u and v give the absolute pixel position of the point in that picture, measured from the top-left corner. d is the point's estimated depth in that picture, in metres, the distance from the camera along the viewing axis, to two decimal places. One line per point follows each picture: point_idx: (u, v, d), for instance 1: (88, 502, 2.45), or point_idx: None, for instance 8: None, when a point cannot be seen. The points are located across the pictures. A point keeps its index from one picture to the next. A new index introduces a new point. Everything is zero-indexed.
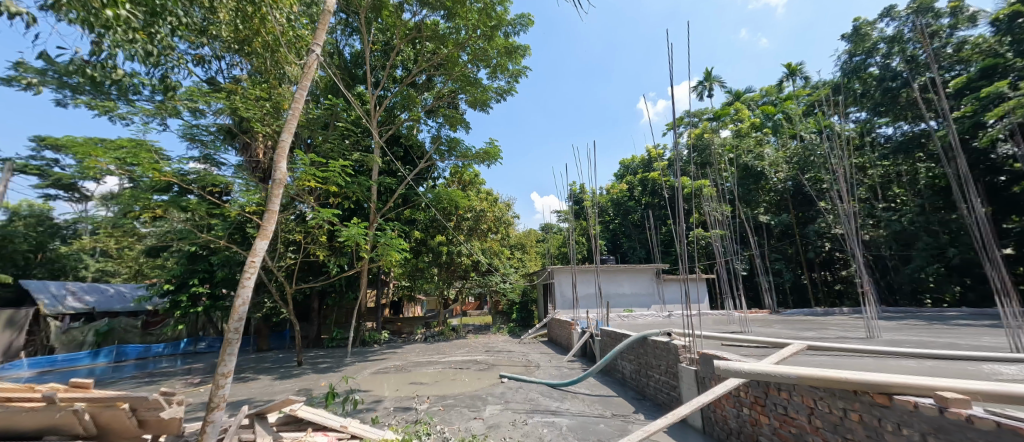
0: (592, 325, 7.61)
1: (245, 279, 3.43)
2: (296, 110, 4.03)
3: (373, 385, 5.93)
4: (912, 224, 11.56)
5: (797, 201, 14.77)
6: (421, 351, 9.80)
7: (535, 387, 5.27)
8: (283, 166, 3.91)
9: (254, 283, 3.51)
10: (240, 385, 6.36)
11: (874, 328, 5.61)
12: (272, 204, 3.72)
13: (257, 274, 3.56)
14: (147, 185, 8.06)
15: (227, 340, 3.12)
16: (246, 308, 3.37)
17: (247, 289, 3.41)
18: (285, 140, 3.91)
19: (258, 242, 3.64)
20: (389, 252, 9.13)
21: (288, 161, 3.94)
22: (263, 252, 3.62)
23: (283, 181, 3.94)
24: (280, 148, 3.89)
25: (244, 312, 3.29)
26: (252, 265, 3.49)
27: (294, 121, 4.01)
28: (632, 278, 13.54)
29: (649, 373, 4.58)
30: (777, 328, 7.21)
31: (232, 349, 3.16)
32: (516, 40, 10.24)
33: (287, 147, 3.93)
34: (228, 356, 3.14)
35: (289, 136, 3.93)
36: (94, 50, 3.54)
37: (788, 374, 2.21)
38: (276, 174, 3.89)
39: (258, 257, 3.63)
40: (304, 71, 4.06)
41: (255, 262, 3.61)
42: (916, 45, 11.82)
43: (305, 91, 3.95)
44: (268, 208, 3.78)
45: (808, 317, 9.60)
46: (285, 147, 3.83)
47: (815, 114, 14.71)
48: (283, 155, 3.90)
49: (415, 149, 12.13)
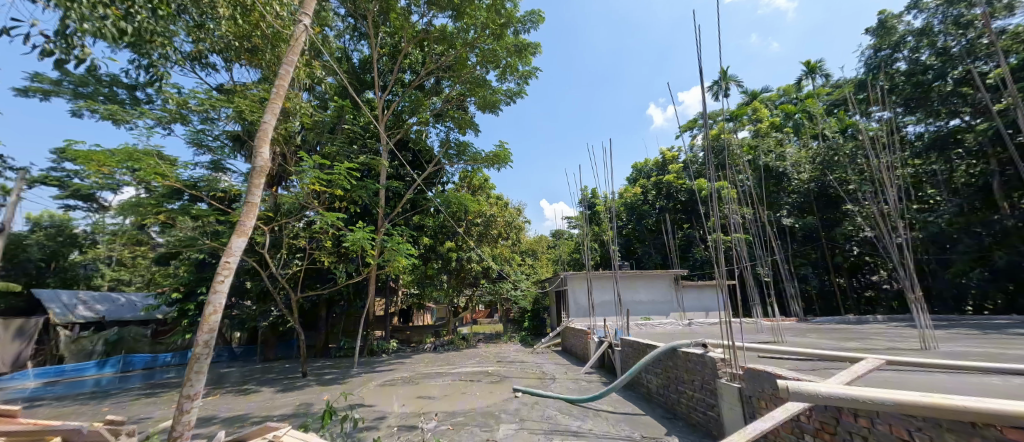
0: (611, 334, 7.16)
1: (218, 283, 3.22)
2: (281, 89, 3.81)
3: (378, 400, 5.56)
4: (951, 225, 10.90)
5: (822, 203, 14.07)
6: (431, 362, 9.41)
7: (552, 403, 4.86)
8: (265, 152, 3.65)
9: (228, 288, 3.31)
10: (240, 398, 6.06)
11: (930, 338, 5.06)
12: (251, 197, 3.46)
13: (233, 275, 3.33)
14: (158, 192, 8.04)
15: (193, 358, 3.01)
16: (218, 317, 3.23)
17: (220, 295, 3.23)
18: (267, 122, 3.66)
19: (235, 240, 3.41)
20: (396, 258, 8.81)
21: (271, 146, 3.69)
22: (240, 251, 3.39)
23: (266, 169, 3.70)
24: (263, 131, 3.65)
25: (215, 323, 3.16)
26: (227, 266, 3.26)
27: (279, 99, 3.79)
28: (649, 284, 13.00)
29: (680, 390, 4.13)
30: (813, 338, 6.66)
31: (200, 366, 3.06)
32: (526, 38, 9.98)
33: (270, 129, 3.69)
34: (196, 375, 3.05)
35: (272, 118, 3.71)
36: (58, 28, 3.18)
37: (882, 400, 1.75)
38: (258, 161, 3.64)
39: (235, 256, 3.39)
40: (292, 45, 3.92)
41: (231, 263, 3.38)
42: (948, 37, 11.28)
43: (290, 68, 3.79)
44: (247, 201, 3.53)
45: (842, 326, 8.95)
46: (267, 129, 3.58)
47: (839, 113, 14.12)
48: (266, 138, 3.65)
49: (423, 154, 11.85)
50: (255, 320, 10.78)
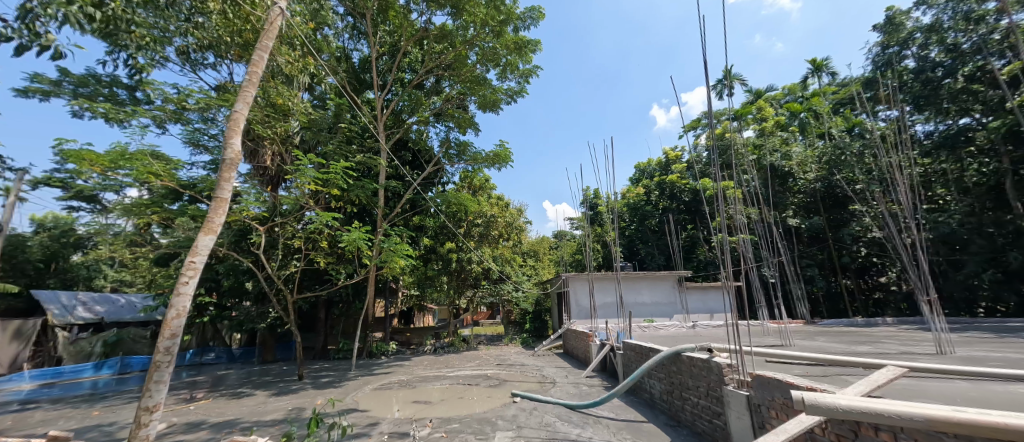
0: (613, 337, 6.99)
1: (182, 284, 3.14)
2: (254, 77, 3.75)
3: (373, 405, 5.40)
4: (962, 226, 10.73)
5: (829, 203, 13.84)
6: (429, 365, 9.25)
7: (551, 409, 4.69)
8: (236, 143, 3.54)
9: (195, 289, 3.22)
10: (232, 402, 5.93)
11: (945, 342, 4.85)
12: (220, 192, 3.38)
13: (198, 275, 3.25)
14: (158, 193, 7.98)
15: (152, 367, 2.91)
16: (181, 322, 3.14)
17: (184, 297, 3.13)
18: (238, 111, 3.57)
19: (203, 237, 3.34)
20: (393, 258, 8.64)
21: (242, 136, 3.60)
22: (206, 250, 3.32)
23: (237, 162, 3.61)
24: (234, 121, 3.56)
25: (176, 328, 3.07)
26: (192, 265, 3.19)
27: (252, 87, 3.71)
28: (652, 286, 12.80)
29: (684, 396, 3.95)
30: (821, 341, 6.46)
31: (158, 377, 2.95)
32: (526, 35, 9.81)
33: (241, 119, 3.60)
34: (155, 385, 2.95)
35: (244, 106, 3.63)
36: (20, 12, 3.06)
37: (913, 416, 1.54)
38: (228, 153, 3.53)
39: (202, 255, 3.30)
40: (266, 30, 3.91)
41: (197, 262, 3.30)
42: (958, 34, 11.07)
43: (264, 54, 3.73)
44: (217, 195, 3.44)
45: (851, 329, 8.70)
46: (238, 118, 3.49)
47: (845, 113, 13.91)
48: (237, 128, 3.55)
49: (423, 153, 11.70)
50: (253, 322, 10.66)
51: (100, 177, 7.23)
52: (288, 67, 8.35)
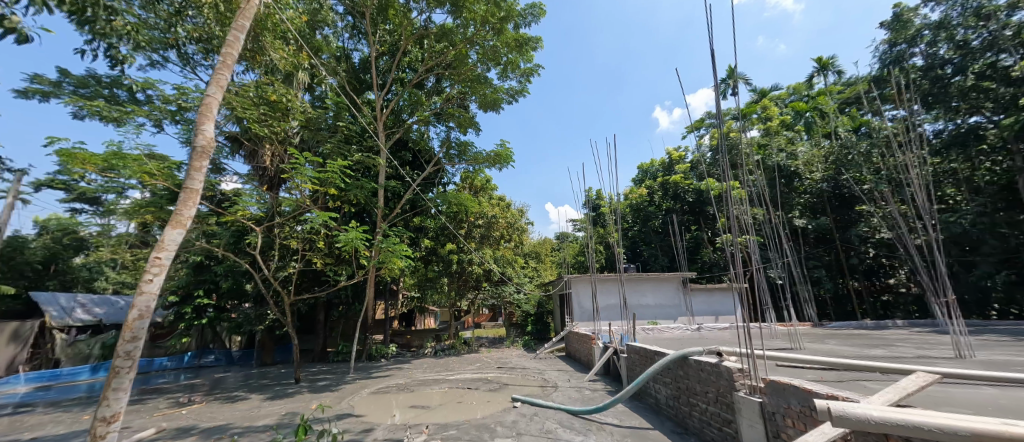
0: (616, 340, 6.82)
1: (146, 282, 2.95)
2: (229, 57, 3.56)
3: (369, 410, 5.24)
4: (975, 226, 10.34)
5: (836, 203, 13.63)
6: (428, 368, 9.09)
7: (552, 415, 4.53)
8: (208, 129, 3.35)
9: (160, 287, 3.02)
10: (225, 407, 5.78)
11: (964, 346, 4.64)
12: (189, 183, 3.17)
13: (163, 272, 3.05)
14: (158, 194, 7.94)
15: (110, 372, 2.71)
16: (144, 323, 2.93)
17: (147, 296, 2.93)
18: (211, 95, 3.37)
19: (170, 231, 3.14)
20: (392, 259, 8.44)
21: (216, 123, 3.40)
22: (172, 245, 3.11)
23: (209, 150, 3.40)
24: (207, 105, 3.37)
25: (138, 329, 2.85)
26: (156, 261, 2.99)
27: (226, 69, 3.52)
28: (656, 288, 12.59)
29: (691, 402, 3.77)
30: (832, 344, 6.25)
31: (117, 384, 2.75)
32: (527, 32, 9.66)
33: (215, 103, 3.40)
34: (115, 392, 2.76)
35: (217, 90, 3.44)
36: None
37: (957, 433, 1.31)
38: (200, 140, 3.33)
39: (168, 251, 3.09)
40: (243, 9, 3.77)
41: (163, 258, 3.09)
42: (967, 30, 10.93)
43: (240, 35, 3.57)
44: (187, 187, 3.24)
45: (861, 332, 8.48)
46: (210, 102, 3.30)
47: (850, 113, 13.75)
48: (210, 113, 3.36)
49: (423, 153, 11.59)
50: (251, 324, 10.52)
51: (101, 178, 7.15)
52: (284, 64, 8.24)
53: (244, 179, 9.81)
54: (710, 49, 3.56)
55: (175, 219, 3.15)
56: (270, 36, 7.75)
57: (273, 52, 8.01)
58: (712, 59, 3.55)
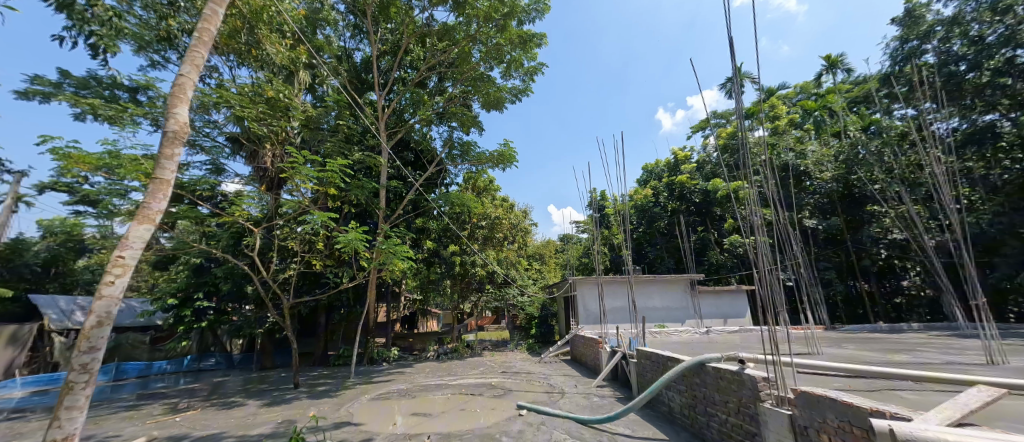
0: (624, 344, 6.60)
1: (106, 285, 2.72)
2: (206, 33, 3.33)
3: (369, 418, 5.03)
4: (992, 226, 10.20)
5: (846, 203, 13.36)
6: (431, 373, 8.86)
7: (560, 425, 4.30)
8: (181, 112, 3.12)
9: (122, 289, 2.80)
10: (220, 413, 5.58)
11: (997, 351, 4.39)
12: (159, 173, 2.95)
13: (126, 274, 2.83)
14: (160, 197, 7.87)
15: (64, 387, 2.49)
16: (103, 332, 2.70)
17: (107, 300, 2.70)
18: (184, 75, 3.15)
19: (136, 227, 2.91)
20: (393, 260, 8.21)
21: (190, 105, 3.17)
22: (136, 242, 2.87)
23: (183, 136, 3.16)
24: (180, 86, 3.14)
25: (95, 339, 2.62)
26: (117, 260, 2.76)
27: (203, 46, 3.30)
28: (662, 290, 12.32)
29: (710, 412, 3.54)
30: (852, 349, 5.99)
31: (72, 402, 2.53)
32: (531, 28, 9.49)
33: (189, 84, 3.17)
34: (68, 411, 2.52)
35: (191, 69, 3.19)
36: None
37: None
38: (171, 125, 3.09)
39: (131, 248, 2.86)
40: None
41: (127, 256, 2.86)
42: (982, 25, 10.74)
43: (217, 8, 3.35)
44: (156, 177, 3.02)
45: (878, 336, 8.19)
46: (183, 83, 3.07)
47: (861, 112, 13.49)
48: (183, 96, 3.12)
49: (426, 153, 11.42)
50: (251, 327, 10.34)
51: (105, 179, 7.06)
52: (281, 59, 8.05)
53: (245, 180, 9.67)
54: (727, 29, 3.25)
55: (143, 213, 2.93)
56: (266, 30, 7.60)
57: (270, 46, 7.80)
58: (729, 41, 3.25)
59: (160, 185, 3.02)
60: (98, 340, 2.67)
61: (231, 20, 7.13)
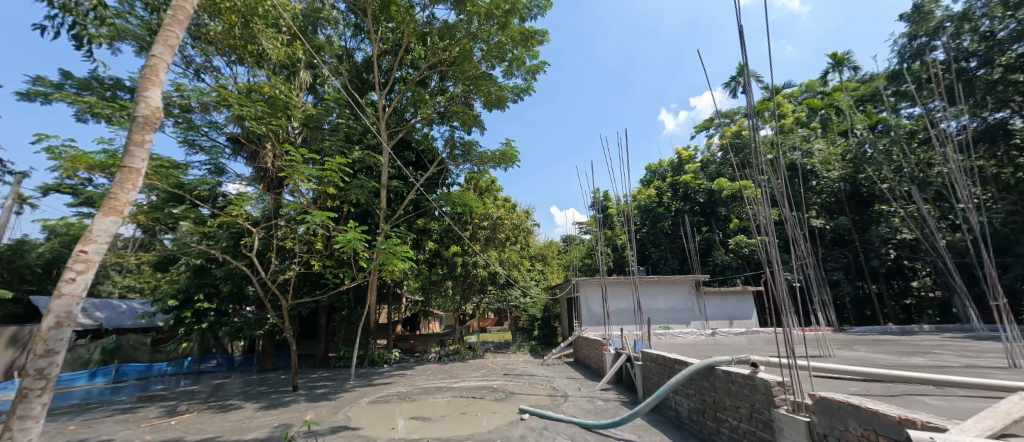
0: (628, 346, 6.46)
1: (67, 282, 2.57)
2: (181, 13, 3.18)
3: (367, 422, 4.92)
4: (1005, 226, 9.97)
5: (854, 202, 13.15)
6: (432, 375, 8.74)
7: (562, 430, 4.17)
8: (154, 96, 2.96)
9: (84, 286, 2.65)
10: (217, 416, 5.48)
11: (1020, 355, 4.20)
12: (127, 161, 2.81)
13: (87, 270, 2.67)
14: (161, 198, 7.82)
15: (19, 392, 2.36)
16: (62, 333, 2.55)
17: (65, 298, 2.56)
18: (157, 56, 2.99)
19: (101, 220, 2.76)
20: (392, 261, 8.09)
21: (163, 89, 3.02)
22: (100, 236, 2.72)
23: (156, 122, 3.02)
24: (153, 68, 2.98)
25: (50, 341, 2.48)
26: (79, 254, 2.61)
27: (177, 27, 3.15)
28: (667, 291, 12.15)
29: (719, 417, 3.41)
30: (865, 351, 5.81)
31: (29, 410, 2.40)
32: (533, 25, 9.37)
33: (162, 65, 3.01)
34: (23, 420, 2.39)
35: (164, 50, 3.03)
36: None
37: None
38: (143, 109, 2.93)
39: (94, 242, 2.71)
40: None
41: (90, 250, 2.70)
42: (992, 21, 10.55)
43: None
44: (125, 166, 2.87)
45: (889, 337, 8.01)
46: (155, 64, 2.92)
47: (868, 109, 13.26)
48: (155, 78, 2.96)
49: (427, 153, 11.29)
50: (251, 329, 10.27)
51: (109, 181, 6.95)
52: (276, 55, 7.90)
53: (245, 180, 9.59)
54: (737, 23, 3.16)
55: (109, 205, 2.78)
56: (261, 24, 7.47)
57: (266, 42, 7.64)
58: (739, 35, 3.16)
59: (128, 175, 2.86)
60: (56, 341, 2.52)
61: (227, 16, 7.01)
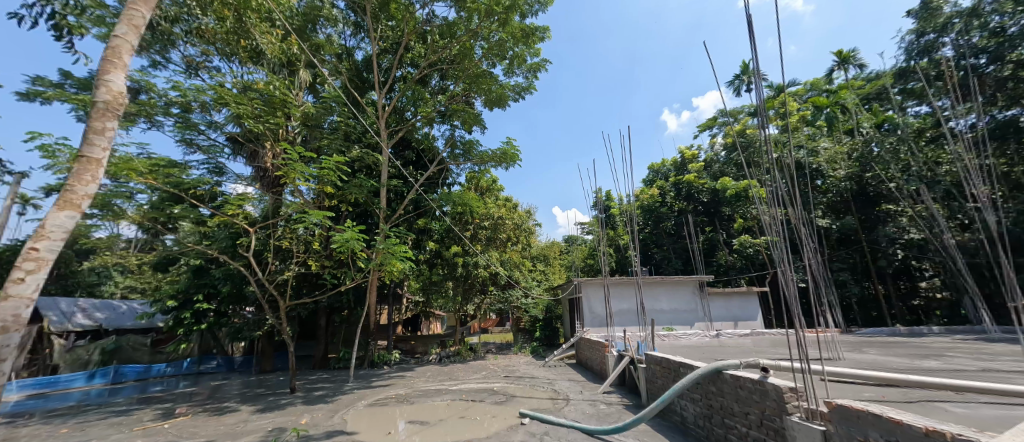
0: (631, 348, 6.32)
1: (15, 283, 2.35)
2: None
3: (363, 426, 4.81)
4: (1018, 226, 9.75)
5: (860, 202, 12.96)
6: (431, 377, 8.62)
7: (563, 436, 4.04)
8: (118, 80, 2.81)
9: (34, 286, 2.42)
10: (211, 420, 5.38)
11: None
12: (86, 148, 2.64)
13: (37, 270, 2.44)
14: (161, 197, 7.72)
15: None
16: (13, 338, 2.33)
17: (14, 300, 2.33)
18: (119, 36, 2.83)
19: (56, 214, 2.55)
20: (391, 261, 7.96)
21: (127, 73, 2.86)
22: (53, 231, 2.50)
23: (118, 109, 2.84)
24: (116, 49, 2.81)
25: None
26: (29, 250, 2.39)
27: (143, 5, 3.00)
28: (670, 292, 11.99)
29: (727, 424, 3.26)
30: (876, 354, 5.64)
31: None
32: (534, 22, 9.25)
33: (125, 46, 2.85)
34: None
35: (128, 30, 2.88)
36: None
37: None
38: (103, 94, 2.75)
39: (47, 238, 2.48)
40: None
41: (42, 247, 2.47)
42: (1002, 16, 10.35)
43: None
44: (84, 156, 2.69)
45: (899, 339, 7.82)
46: (117, 44, 2.77)
47: (874, 108, 13.10)
48: (117, 59, 2.80)
49: (428, 152, 11.18)
50: None
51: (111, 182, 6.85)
52: (272, 51, 7.78)
53: (244, 180, 9.56)
54: (746, 17, 3.04)
55: (65, 197, 2.57)
56: (254, 18, 7.35)
57: (260, 37, 7.50)
58: (750, 28, 3.03)
59: (86, 166, 2.67)
60: (2, 349, 2.27)
61: (220, 9, 6.89)
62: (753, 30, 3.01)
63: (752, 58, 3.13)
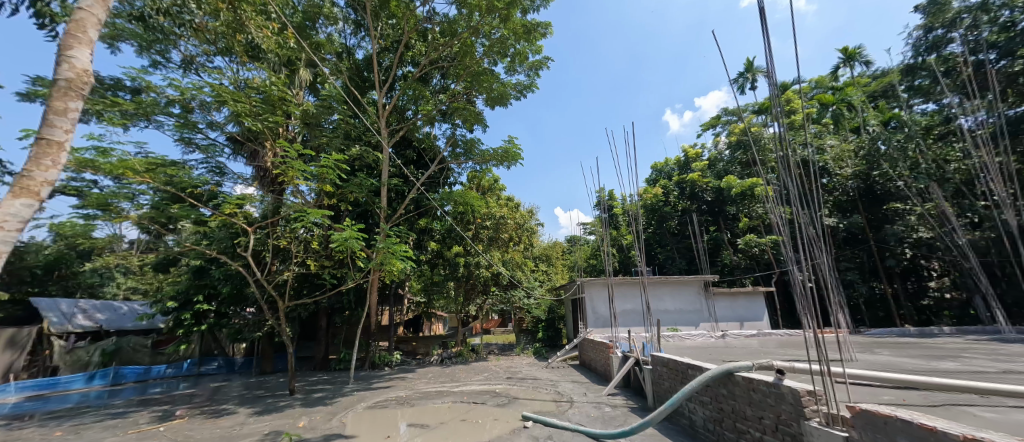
0: (636, 349, 6.19)
1: None
2: None
3: (363, 429, 4.70)
4: None
5: (868, 201, 12.76)
6: (433, 378, 8.50)
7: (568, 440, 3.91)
8: (84, 54, 2.73)
9: None
10: (208, 422, 5.27)
11: None
12: (47, 129, 2.54)
13: None
14: (158, 197, 7.63)
15: None
16: None
17: None
18: (85, 8, 2.78)
19: (13, 202, 2.44)
20: (392, 261, 7.84)
21: (93, 48, 2.77)
22: (7, 220, 2.39)
23: (84, 89, 2.73)
24: (82, 21, 2.75)
25: None
26: None
27: None
28: (675, 292, 11.84)
29: (739, 428, 3.13)
30: (889, 355, 5.49)
31: None
32: (536, 18, 9.11)
33: (92, 19, 2.80)
34: None
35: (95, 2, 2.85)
36: None
37: None
38: (66, 70, 2.65)
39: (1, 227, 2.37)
40: None
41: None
42: (1013, 11, 10.17)
43: None
44: (45, 138, 2.59)
45: (911, 340, 7.64)
46: (83, 16, 2.73)
47: (881, 105, 12.93)
48: (83, 30, 2.73)
49: (429, 152, 11.07)
50: None
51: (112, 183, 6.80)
52: (267, 45, 7.63)
53: (244, 180, 9.49)
54: (760, 15, 2.89)
55: (22, 185, 2.46)
56: (250, 11, 7.21)
57: (255, 31, 7.35)
58: (763, 30, 2.88)
59: (47, 149, 2.56)
60: None
61: (215, 5, 6.79)
62: (768, 27, 2.84)
63: (765, 59, 2.98)
